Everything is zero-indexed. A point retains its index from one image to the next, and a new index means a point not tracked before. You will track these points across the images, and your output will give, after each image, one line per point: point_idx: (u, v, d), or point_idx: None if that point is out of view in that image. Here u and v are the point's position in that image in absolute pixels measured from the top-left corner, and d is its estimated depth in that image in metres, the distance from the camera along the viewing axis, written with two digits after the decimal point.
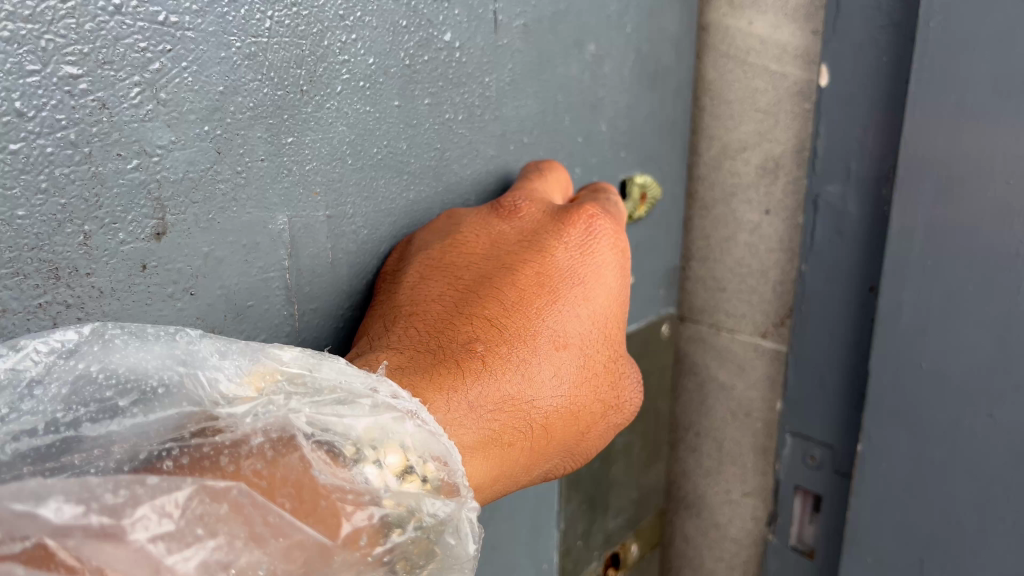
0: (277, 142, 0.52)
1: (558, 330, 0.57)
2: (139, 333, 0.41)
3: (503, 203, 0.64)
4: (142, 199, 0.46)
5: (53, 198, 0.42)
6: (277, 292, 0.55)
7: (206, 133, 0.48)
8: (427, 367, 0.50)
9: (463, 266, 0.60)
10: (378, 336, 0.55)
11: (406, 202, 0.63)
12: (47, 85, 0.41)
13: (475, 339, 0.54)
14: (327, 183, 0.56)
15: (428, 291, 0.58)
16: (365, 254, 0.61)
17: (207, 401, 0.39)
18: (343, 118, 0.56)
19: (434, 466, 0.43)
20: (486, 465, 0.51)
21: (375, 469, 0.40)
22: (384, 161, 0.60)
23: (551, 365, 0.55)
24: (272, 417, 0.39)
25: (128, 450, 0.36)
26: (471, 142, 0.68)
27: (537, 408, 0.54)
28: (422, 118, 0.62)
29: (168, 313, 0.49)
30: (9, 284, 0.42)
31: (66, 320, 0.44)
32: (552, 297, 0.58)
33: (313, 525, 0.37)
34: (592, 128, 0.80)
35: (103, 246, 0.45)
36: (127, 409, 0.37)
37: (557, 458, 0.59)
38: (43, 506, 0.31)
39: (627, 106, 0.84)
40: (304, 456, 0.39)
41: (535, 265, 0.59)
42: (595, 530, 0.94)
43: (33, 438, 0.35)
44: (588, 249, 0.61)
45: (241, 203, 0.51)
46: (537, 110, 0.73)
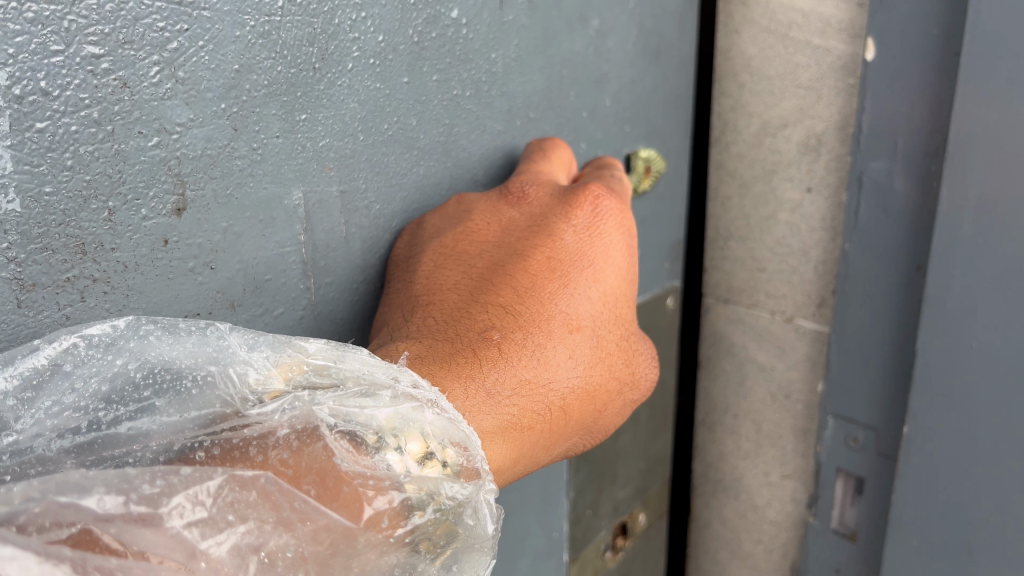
0: (291, 119, 0.57)
1: (570, 313, 0.60)
2: (171, 328, 0.46)
3: (513, 191, 0.68)
4: (162, 175, 0.51)
5: (78, 174, 0.47)
6: (294, 266, 0.61)
7: (222, 111, 0.53)
8: (444, 357, 0.54)
9: (476, 255, 0.64)
10: (398, 327, 0.60)
11: (417, 176, 0.69)
12: (70, 65, 0.45)
13: (491, 326, 0.57)
14: (340, 159, 0.62)
15: (443, 280, 0.63)
16: (377, 228, 0.67)
17: (239, 401, 0.43)
18: (354, 96, 0.61)
19: (454, 451, 0.45)
20: (507, 449, 0.55)
21: (396, 455, 0.43)
22: (394, 137, 0.66)
23: (566, 348, 0.59)
24: (297, 409, 0.42)
25: (163, 443, 0.40)
26: (479, 118, 0.73)
27: (554, 389, 0.58)
28: (431, 96, 0.68)
29: (190, 286, 0.55)
30: (39, 259, 0.46)
31: (93, 294, 0.50)
32: (563, 281, 0.61)
33: (338, 509, 0.40)
34: (597, 102, 0.84)
35: (127, 221, 0.50)
36: (163, 408, 0.42)
37: (577, 436, 0.63)
38: (87, 498, 0.35)
39: (631, 80, 0.87)
40: (327, 445, 0.41)
41: (545, 250, 0.63)
42: (604, 499, 0.92)
43: (78, 435, 0.40)
44: (595, 230, 0.64)
45: (257, 178, 0.57)
46: (542, 84, 0.78)
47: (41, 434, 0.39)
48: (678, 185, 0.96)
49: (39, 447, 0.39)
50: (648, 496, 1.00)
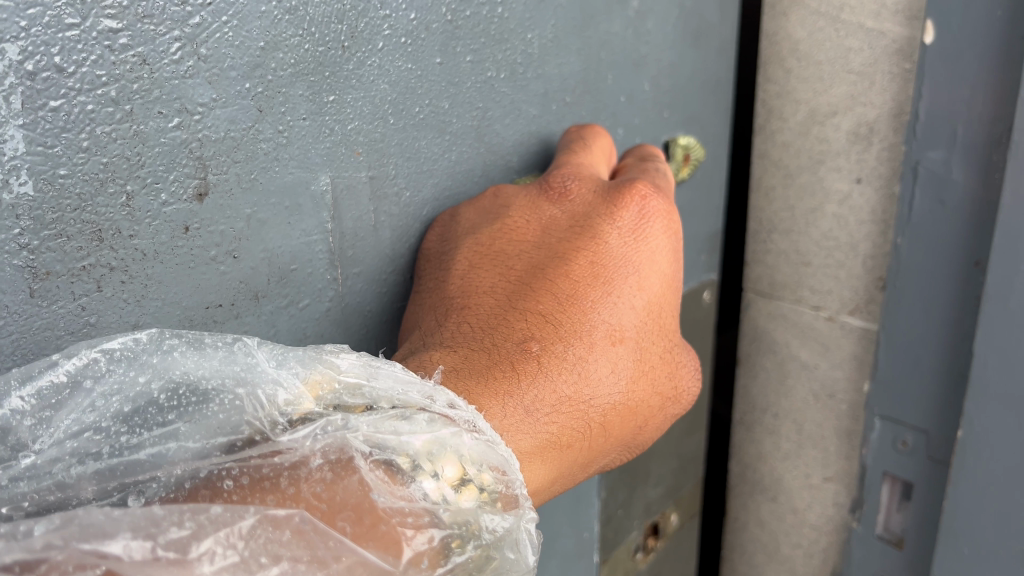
0: (319, 101, 0.54)
1: (613, 323, 0.58)
2: (196, 342, 0.43)
3: (554, 186, 0.64)
4: (183, 158, 0.48)
5: (95, 157, 0.44)
6: (320, 255, 0.58)
7: (247, 91, 0.50)
8: (482, 370, 0.52)
9: (514, 256, 0.62)
10: (432, 331, 0.58)
11: (448, 162, 0.66)
12: (86, 39, 0.43)
13: (531, 337, 0.56)
14: (369, 143, 0.59)
15: (480, 283, 0.61)
16: (407, 217, 0.64)
17: (269, 428, 0.41)
18: (385, 76, 0.58)
19: (492, 475, 0.44)
20: (543, 469, 0.54)
21: (432, 482, 0.42)
22: (426, 121, 0.62)
23: (607, 361, 0.57)
24: (332, 436, 0.41)
25: (189, 469, 0.38)
26: (514, 102, 0.70)
27: (593, 405, 0.56)
28: (464, 77, 0.64)
29: (212, 275, 0.52)
30: (54, 246, 0.44)
31: (111, 283, 0.47)
32: (606, 289, 0.59)
33: (374, 547, 0.38)
34: (636, 86, 0.80)
35: (146, 207, 0.47)
36: (188, 435, 0.39)
37: (615, 452, 0.61)
38: (112, 544, 0.33)
39: (671, 64, 0.83)
40: (362, 478, 0.40)
41: (588, 254, 0.60)
42: (635, 499, 0.90)
43: (98, 460, 0.38)
44: (641, 234, 0.61)
45: (283, 162, 0.54)
46: (579, 67, 0.74)
47: (59, 459, 0.37)
48: (716, 172, 0.92)
49: (58, 473, 0.37)
50: (681, 497, 0.98)
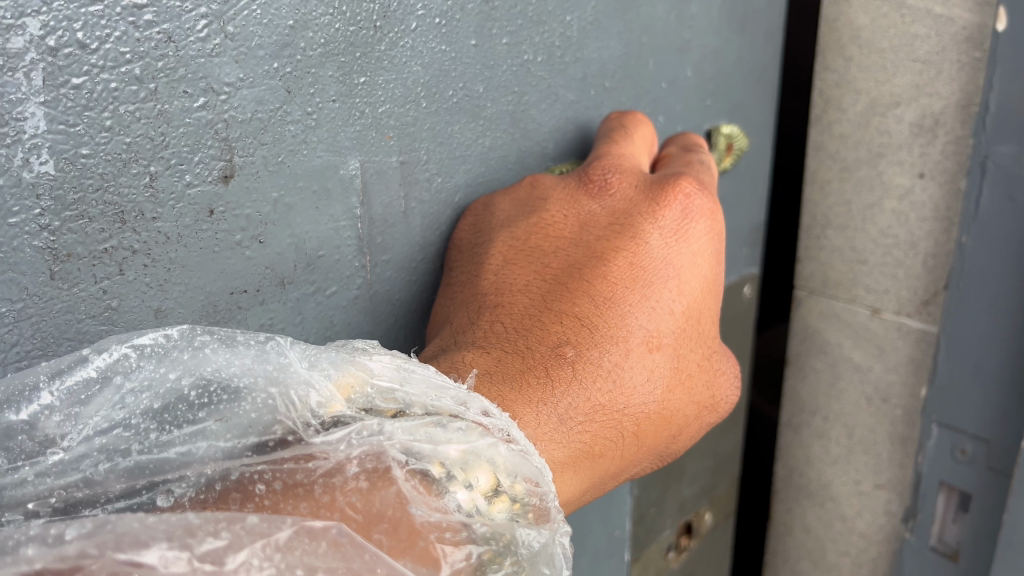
0: (349, 82, 0.52)
1: (652, 329, 0.55)
2: (228, 340, 0.41)
3: (594, 179, 0.61)
4: (209, 139, 0.46)
5: (118, 136, 0.42)
6: (349, 241, 0.56)
7: (275, 71, 0.48)
8: (516, 374, 0.50)
9: (550, 252, 0.59)
10: (464, 329, 0.55)
11: (481, 148, 0.63)
12: (110, 15, 0.40)
13: (565, 340, 0.53)
14: (401, 127, 0.56)
15: (514, 280, 0.58)
16: (439, 203, 0.61)
17: (303, 429, 0.39)
18: (418, 58, 0.55)
19: (525, 486, 0.42)
20: (575, 479, 0.52)
21: (465, 492, 0.40)
22: (459, 105, 0.60)
23: (644, 369, 0.54)
24: (369, 442, 0.39)
25: (218, 471, 0.37)
26: (550, 86, 0.66)
27: (629, 412, 0.54)
28: (500, 60, 0.61)
29: (236, 261, 0.50)
30: (75, 227, 0.42)
31: (133, 266, 0.45)
32: (646, 293, 0.56)
33: (412, 563, 0.37)
34: (678, 72, 0.77)
35: (170, 188, 0.45)
36: (218, 434, 0.38)
37: (646, 460, 0.59)
38: (147, 553, 0.32)
39: (716, 50, 0.79)
40: (399, 489, 0.38)
41: (628, 255, 0.57)
42: (669, 497, 0.87)
43: (128, 457, 0.36)
44: (683, 234, 0.58)
45: (311, 145, 0.51)
46: (620, 51, 0.70)
47: (88, 455, 0.36)
48: (759, 165, 0.88)
49: (87, 469, 0.36)
50: (715, 495, 0.96)
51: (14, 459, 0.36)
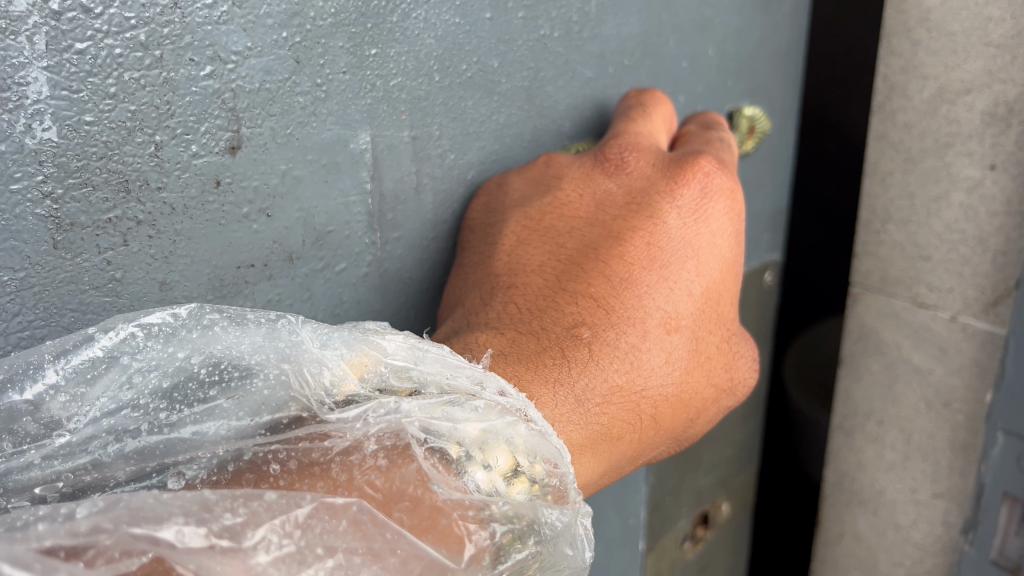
0: (360, 54, 0.49)
1: (669, 310, 0.53)
2: (237, 318, 0.40)
3: (610, 158, 0.59)
4: (215, 109, 0.44)
5: (122, 103, 0.40)
6: (358, 217, 0.53)
7: (284, 40, 0.45)
8: (531, 356, 0.48)
9: (564, 232, 0.57)
10: (477, 310, 0.53)
11: (495, 125, 0.60)
12: None
13: (581, 321, 0.51)
14: (412, 101, 0.53)
15: (528, 259, 0.56)
16: (452, 181, 0.58)
17: (319, 405, 0.37)
18: (431, 30, 0.52)
19: (545, 467, 0.40)
20: (593, 463, 0.50)
21: (483, 473, 0.38)
22: (473, 80, 0.57)
23: (662, 350, 0.52)
24: (385, 420, 0.37)
25: (232, 452, 0.35)
26: (567, 63, 0.63)
27: (646, 394, 0.52)
28: (516, 34, 0.58)
29: (243, 234, 0.47)
30: (78, 195, 0.40)
31: (136, 238, 0.43)
32: (663, 273, 0.54)
33: (435, 543, 0.35)
34: (698, 52, 0.74)
35: (175, 158, 0.43)
36: (231, 411, 0.36)
37: (664, 444, 0.57)
38: (164, 529, 0.30)
39: (737, 30, 0.76)
40: (420, 467, 0.36)
41: (645, 234, 0.55)
42: (686, 487, 0.86)
43: (137, 439, 0.35)
44: (701, 214, 0.56)
45: (320, 118, 0.49)
46: (639, 28, 0.67)
47: (96, 436, 0.34)
48: (779, 152, 0.86)
49: (95, 451, 0.34)
50: (733, 486, 0.94)
51: (18, 444, 0.34)
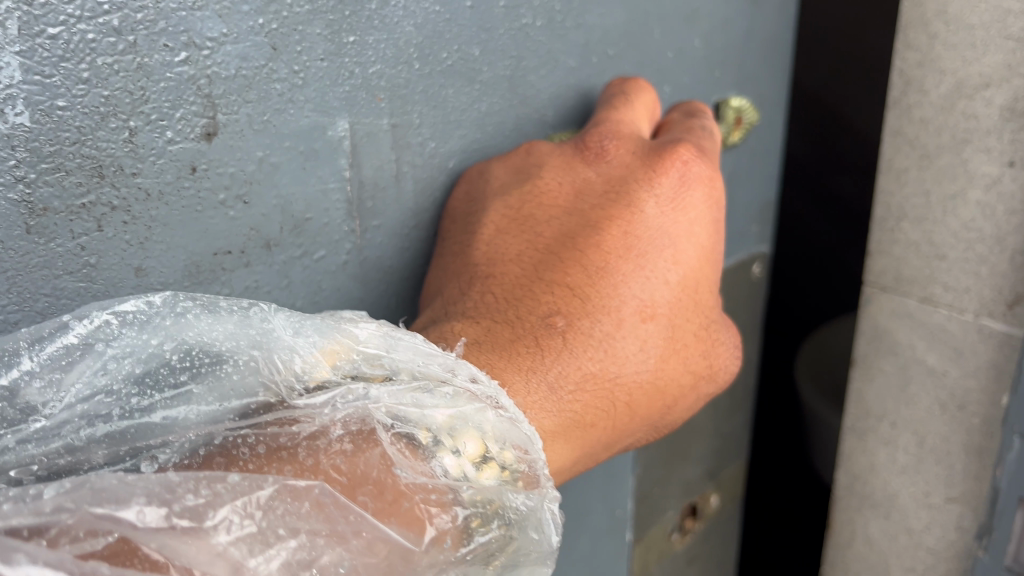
0: (338, 41, 0.48)
1: (645, 299, 0.53)
2: (210, 305, 0.38)
3: (591, 146, 0.58)
4: (191, 95, 0.43)
5: (95, 89, 0.40)
6: (337, 204, 0.52)
7: (260, 27, 0.45)
8: (505, 345, 0.49)
9: (544, 221, 0.57)
10: (455, 301, 0.54)
11: (477, 114, 0.58)
12: None
13: (556, 311, 0.51)
14: (393, 88, 0.52)
15: (507, 248, 0.56)
16: (432, 169, 0.57)
17: (287, 392, 0.38)
18: (411, 18, 0.51)
19: (514, 453, 0.40)
20: (567, 448, 0.50)
21: (452, 458, 0.38)
22: (454, 68, 0.55)
23: (637, 339, 0.52)
24: (353, 405, 0.37)
25: (202, 436, 0.36)
26: (550, 52, 0.61)
27: (621, 383, 0.52)
28: (496, 23, 0.56)
29: (219, 220, 0.47)
30: (52, 180, 0.40)
31: (111, 223, 0.43)
32: (638, 264, 0.53)
33: (397, 524, 0.35)
34: (685, 42, 0.71)
35: (149, 144, 0.43)
36: (202, 396, 0.36)
37: (644, 431, 0.57)
38: (126, 510, 0.31)
39: (724, 19, 0.73)
40: (384, 452, 0.37)
41: (622, 225, 0.54)
42: (673, 478, 0.84)
43: (109, 423, 0.35)
44: (679, 203, 0.55)
45: (298, 105, 0.48)
46: (624, 18, 0.64)
47: (70, 421, 0.34)
48: (767, 145, 0.82)
49: (67, 435, 0.34)
50: (722, 478, 0.93)
51: None
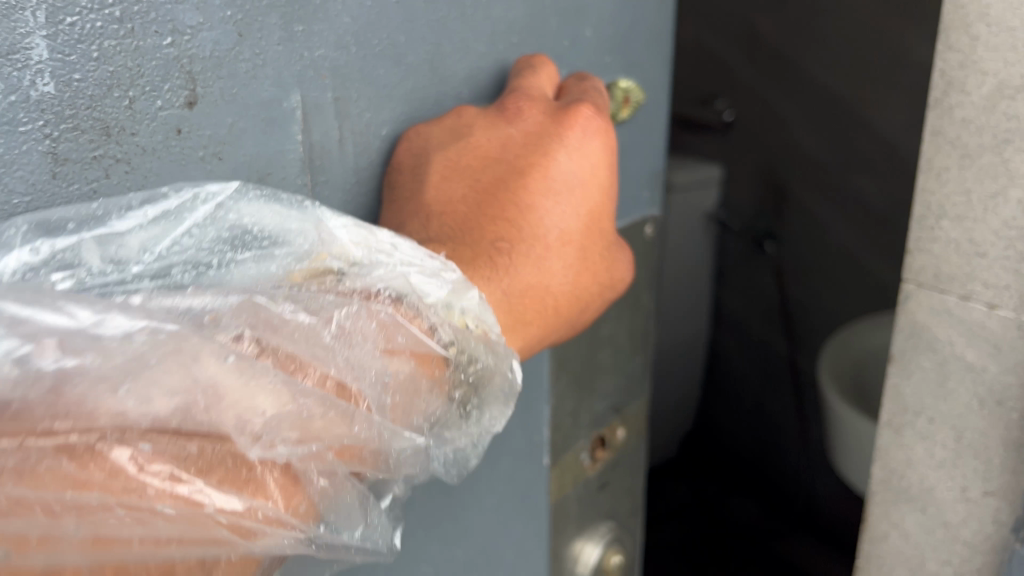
0: (290, 30, 0.58)
1: (563, 229, 0.72)
2: (266, 195, 0.58)
3: (509, 108, 0.72)
4: (176, 72, 0.54)
5: (103, 65, 0.50)
6: (293, 161, 0.62)
7: (228, 17, 0.55)
8: (467, 261, 0.68)
9: (482, 169, 0.72)
10: (419, 231, 0.70)
11: (405, 90, 0.68)
12: None
13: (500, 240, 0.69)
14: (334, 68, 0.62)
15: (453, 192, 0.71)
16: (369, 135, 0.67)
17: (265, 300, 0.54)
18: (347, 12, 0.61)
19: (479, 323, 0.62)
20: (518, 336, 0.69)
21: (444, 319, 0.61)
22: (384, 53, 0.65)
23: (559, 257, 0.71)
24: (369, 282, 0.59)
25: (239, 303, 0.53)
26: (463, 40, 0.71)
27: (548, 285, 0.71)
28: (418, 16, 0.66)
29: (199, 172, 0.57)
30: (70, 137, 0.50)
31: (116, 174, 0.53)
32: (554, 202, 0.71)
33: (427, 346, 0.60)
34: (578, 33, 0.79)
35: (146, 109, 0.53)
36: (251, 260, 0.57)
37: (571, 325, 0.76)
38: (211, 352, 0.49)
39: (613, 11, 0.81)
40: (388, 314, 0.58)
41: (541, 173, 0.71)
42: (583, 410, 0.92)
43: (169, 277, 0.54)
44: (583, 154, 0.72)
45: (260, 81, 0.58)
46: (524, 13, 0.74)
47: (76, 271, 0.51)
48: (657, 122, 0.90)
49: (90, 283, 0.51)
50: (627, 413, 1.01)
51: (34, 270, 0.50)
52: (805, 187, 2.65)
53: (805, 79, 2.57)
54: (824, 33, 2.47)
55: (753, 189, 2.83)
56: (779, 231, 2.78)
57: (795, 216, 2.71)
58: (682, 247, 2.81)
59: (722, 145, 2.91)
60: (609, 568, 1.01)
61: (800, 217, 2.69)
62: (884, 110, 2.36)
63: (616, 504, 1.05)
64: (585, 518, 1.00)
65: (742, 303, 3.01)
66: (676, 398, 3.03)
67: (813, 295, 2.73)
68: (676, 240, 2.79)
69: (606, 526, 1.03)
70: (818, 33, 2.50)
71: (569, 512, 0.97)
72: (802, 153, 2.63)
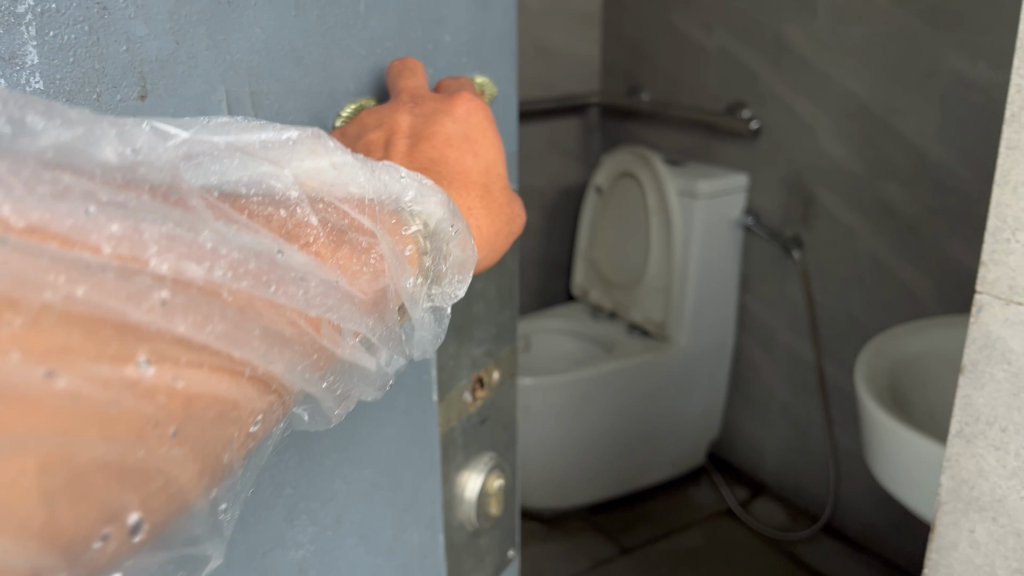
0: (215, 38, 0.60)
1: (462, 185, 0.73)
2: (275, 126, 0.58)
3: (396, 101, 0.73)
4: (130, 74, 0.55)
5: (67, 65, 0.53)
6: None
7: (169, 26, 0.57)
8: None
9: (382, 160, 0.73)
10: None
11: (306, 90, 0.68)
12: None
13: None
14: (251, 70, 0.63)
15: None
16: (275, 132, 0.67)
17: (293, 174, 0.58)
18: (259, 22, 0.62)
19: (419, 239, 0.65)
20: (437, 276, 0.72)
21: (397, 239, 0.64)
22: (287, 55, 0.65)
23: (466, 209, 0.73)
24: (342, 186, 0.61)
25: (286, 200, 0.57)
26: (347, 44, 0.71)
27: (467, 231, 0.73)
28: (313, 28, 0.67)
29: None
30: None
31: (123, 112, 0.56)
32: (449, 167, 0.72)
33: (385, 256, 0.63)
34: (439, 38, 0.79)
35: (110, 102, 0.55)
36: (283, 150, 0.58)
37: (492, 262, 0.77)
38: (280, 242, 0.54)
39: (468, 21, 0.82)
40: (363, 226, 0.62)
41: (434, 145, 0.72)
42: (463, 353, 0.92)
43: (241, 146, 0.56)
44: (467, 122, 0.73)
45: (196, 80, 0.59)
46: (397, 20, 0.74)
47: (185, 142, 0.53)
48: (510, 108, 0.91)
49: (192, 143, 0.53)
50: (503, 354, 1.01)
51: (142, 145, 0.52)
52: (832, 194, 2.65)
53: (832, 86, 2.57)
54: (852, 41, 2.48)
55: (778, 196, 2.84)
56: (805, 238, 2.79)
57: (822, 223, 2.71)
58: (711, 251, 2.92)
59: (749, 152, 2.92)
60: (490, 495, 1.01)
61: (827, 223, 2.70)
62: (912, 116, 2.36)
63: (499, 437, 1.04)
64: (470, 451, 0.98)
65: (768, 309, 3.01)
66: (703, 394, 3.16)
67: (839, 302, 2.72)
68: (705, 245, 2.89)
69: (489, 456, 1.02)
70: (845, 42, 2.50)
71: (457, 446, 0.95)
72: (829, 160, 2.63)
